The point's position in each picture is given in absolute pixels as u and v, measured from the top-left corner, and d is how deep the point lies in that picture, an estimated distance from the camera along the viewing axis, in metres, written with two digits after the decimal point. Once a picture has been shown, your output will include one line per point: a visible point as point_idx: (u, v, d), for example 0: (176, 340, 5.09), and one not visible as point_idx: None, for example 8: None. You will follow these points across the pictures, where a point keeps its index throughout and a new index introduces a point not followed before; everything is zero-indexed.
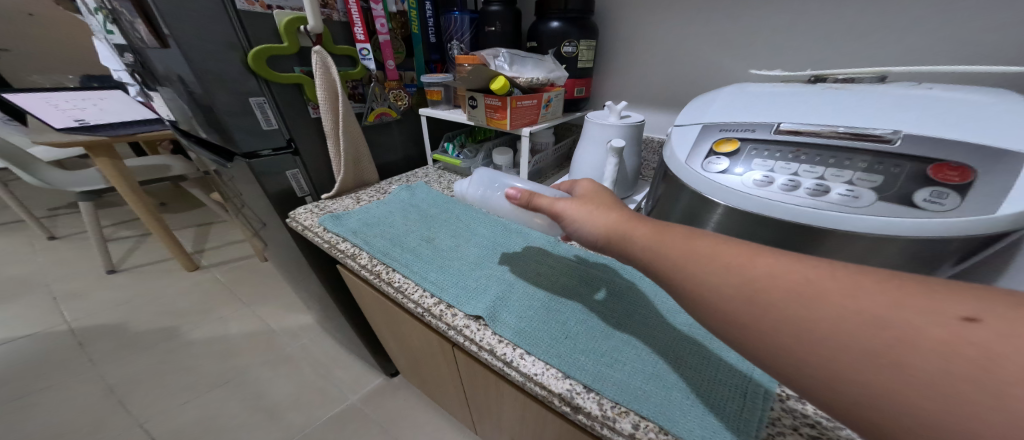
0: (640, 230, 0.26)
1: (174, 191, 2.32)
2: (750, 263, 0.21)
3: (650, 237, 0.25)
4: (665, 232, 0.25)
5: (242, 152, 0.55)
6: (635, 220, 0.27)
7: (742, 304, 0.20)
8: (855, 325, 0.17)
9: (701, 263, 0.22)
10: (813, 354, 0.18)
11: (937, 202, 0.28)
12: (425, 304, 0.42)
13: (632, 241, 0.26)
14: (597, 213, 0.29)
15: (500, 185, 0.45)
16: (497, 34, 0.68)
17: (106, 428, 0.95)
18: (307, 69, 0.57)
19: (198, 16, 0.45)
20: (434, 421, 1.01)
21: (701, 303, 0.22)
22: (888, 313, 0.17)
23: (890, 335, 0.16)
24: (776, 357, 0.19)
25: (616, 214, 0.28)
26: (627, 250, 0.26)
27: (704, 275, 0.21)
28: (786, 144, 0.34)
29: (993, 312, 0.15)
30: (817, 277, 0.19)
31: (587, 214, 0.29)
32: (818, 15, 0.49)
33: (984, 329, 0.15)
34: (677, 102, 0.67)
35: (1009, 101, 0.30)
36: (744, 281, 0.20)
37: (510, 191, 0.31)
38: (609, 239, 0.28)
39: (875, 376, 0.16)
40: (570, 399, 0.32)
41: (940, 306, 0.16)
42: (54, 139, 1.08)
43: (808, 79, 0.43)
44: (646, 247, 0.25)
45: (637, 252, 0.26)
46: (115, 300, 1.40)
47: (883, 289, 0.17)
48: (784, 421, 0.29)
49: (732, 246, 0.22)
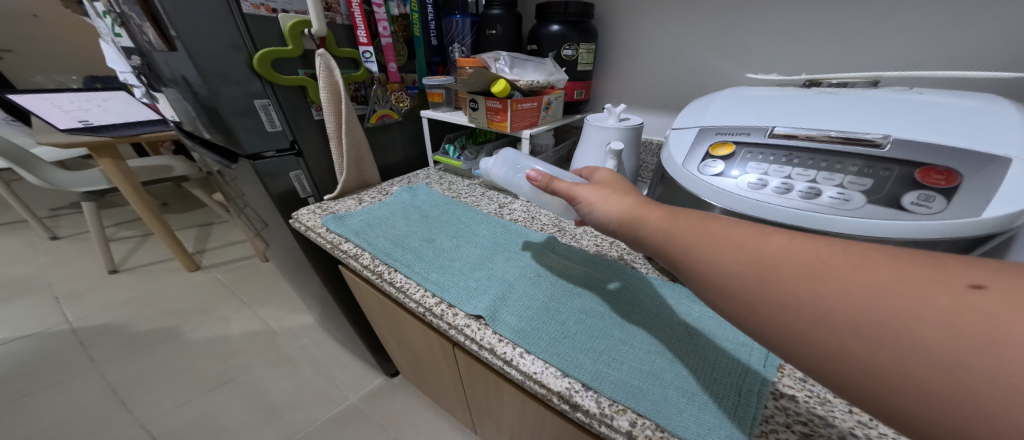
0: (654, 214, 0.27)
1: (176, 191, 2.33)
2: (761, 242, 0.21)
3: (661, 224, 0.26)
4: (676, 218, 0.26)
5: (246, 153, 0.56)
6: (648, 205, 0.28)
7: (751, 283, 0.20)
8: (861, 296, 0.17)
9: (712, 244, 0.22)
10: (816, 330, 0.18)
11: (923, 205, 0.28)
12: (426, 304, 0.43)
13: (644, 223, 0.27)
14: (613, 198, 0.30)
15: (522, 166, 0.49)
16: (498, 37, 0.69)
17: (108, 427, 0.96)
18: (311, 71, 0.58)
19: (205, 19, 0.46)
20: (434, 421, 1.01)
21: (710, 283, 0.22)
22: (897, 284, 0.17)
23: (895, 305, 0.16)
24: (780, 334, 0.19)
25: (630, 199, 0.29)
26: (638, 233, 0.27)
27: (718, 253, 0.22)
28: (780, 147, 0.35)
29: (1000, 279, 0.15)
30: (828, 253, 0.19)
31: (604, 198, 0.31)
32: (815, 18, 0.50)
33: (991, 297, 0.15)
34: (676, 104, 0.67)
35: (1000, 107, 0.31)
36: (757, 258, 0.20)
37: (532, 173, 0.35)
38: (622, 223, 0.29)
39: (877, 347, 0.16)
40: (568, 397, 0.32)
41: (948, 274, 0.16)
42: (58, 139, 1.08)
43: (805, 83, 0.44)
44: (657, 230, 0.26)
45: (648, 240, 0.26)
46: (117, 299, 1.40)
47: (894, 264, 0.17)
48: (777, 418, 0.29)
49: (745, 229, 0.22)
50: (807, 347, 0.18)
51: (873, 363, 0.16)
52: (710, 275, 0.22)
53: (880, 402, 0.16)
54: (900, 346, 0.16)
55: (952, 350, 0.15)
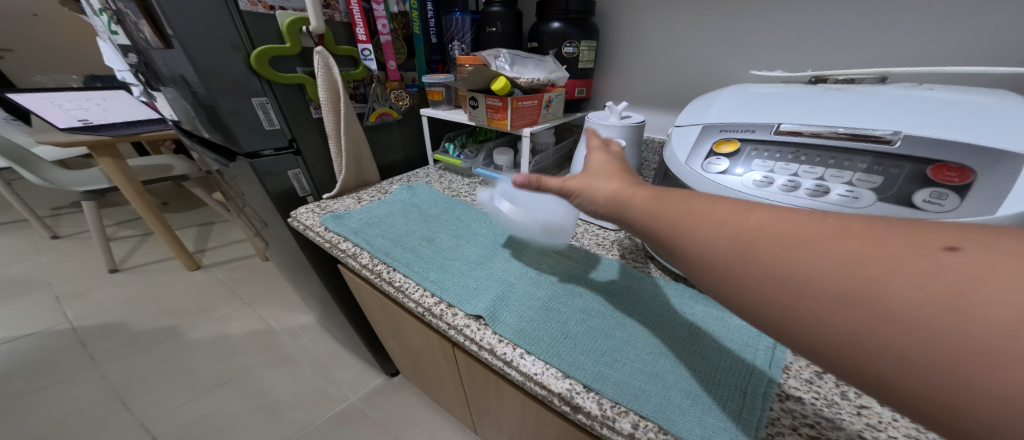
0: (640, 195, 0.25)
1: (177, 191, 2.33)
2: (743, 217, 0.20)
3: (650, 207, 0.24)
4: (664, 195, 0.24)
5: (245, 152, 0.55)
6: (637, 186, 0.26)
7: (736, 257, 0.19)
8: (839, 264, 0.16)
9: (698, 222, 0.21)
10: (801, 303, 0.17)
11: (936, 203, 0.28)
12: (425, 304, 0.42)
13: (631, 205, 0.25)
14: (600, 182, 0.28)
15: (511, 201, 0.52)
16: (498, 35, 0.68)
17: (108, 426, 0.96)
18: (309, 69, 0.58)
19: (202, 16, 0.45)
20: (434, 421, 1.01)
21: (696, 261, 0.21)
22: (873, 250, 0.16)
23: (872, 272, 0.15)
24: (767, 309, 0.18)
25: (617, 182, 0.27)
26: (625, 216, 0.26)
27: (703, 230, 0.21)
28: (786, 144, 0.34)
29: (972, 240, 0.15)
30: (808, 224, 0.18)
31: (592, 183, 0.29)
32: (818, 14, 0.50)
33: (962, 257, 0.14)
34: (677, 102, 0.67)
35: (1011, 103, 0.30)
36: (740, 233, 0.19)
37: (515, 178, 0.32)
38: (609, 206, 0.27)
39: (859, 319, 0.16)
40: (570, 398, 0.32)
41: (920, 239, 0.16)
42: (57, 138, 1.08)
43: (809, 80, 0.43)
44: (644, 212, 0.24)
45: (636, 226, 0.25)
46: (118, 299, 1.40)
47: (870, 229, 0.17)
48: (783, 421, 0.29)
49: (729, 203, 0.21)
50: (794, 321, 0.17)
51: (852, 335, 0.16)
52: (697, 257, 0.21)
53: (873, 380, 0.16)
54: (876, 313, 0.15)
55: (928, 312, 0.14)
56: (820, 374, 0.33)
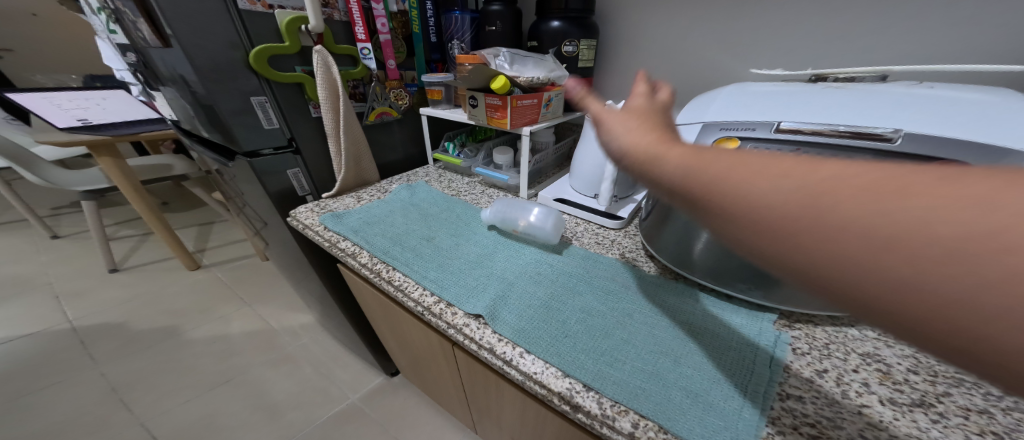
0: (675, 151, 0.19)
1: (177, 190, 2.33)
2: (810, 163, 0.15)
3: (682, 158, 0.19)
4: (705, 154, 0.18)
5: (244, 151, 0.55)
6: (672, 143, 0.20)
7: (797, 210, 0.14)
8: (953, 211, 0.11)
9: (746, 173, 0.16)
10: (892, 261, 0.12)
11: None
12: (425, 303, 0.42)
13: (659, 162, 0.19)
14: (631, 130, 0.22)
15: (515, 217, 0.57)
16: (497, 34, 0.68)
17: (108, 426, 0.96)
18: (308, 69, 0.57)
19: (199, 14, 0.45)
20: (434, 420, 1.01)
21: (739, 219, 0.16)
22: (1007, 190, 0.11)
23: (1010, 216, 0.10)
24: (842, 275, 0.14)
25: (653, 135, 0.22)
26: (645, 173, 0.20)
27: (754, 182, 0.16)
28: (786, 143, 0.34)
29: None
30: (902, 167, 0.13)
31: (620, 129, 0.23)
32: (819, 12, 0.49)
33: None
34: (677, 101, 0.67)
35: (1013, 101, 0.30)
36: (809, 184, 0.15)
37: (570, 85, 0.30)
38: (630, 160, 0.21)
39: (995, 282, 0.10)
40: (569, 397, 0.32)
41: None
42: (56, 138, 1.07)
43: (809, 78, 0.43)
44: (676, 168, 0.18)
45: (661, 182, 0.19)
46: (117, 298, 1.40)
47: (1008, 177, 0.12)
48: (784, 420, 0.29)
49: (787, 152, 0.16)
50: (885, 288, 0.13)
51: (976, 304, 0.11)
52: (745, 211, 0.16)
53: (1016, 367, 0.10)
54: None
55: None
56: (820, 372, 0.33)
